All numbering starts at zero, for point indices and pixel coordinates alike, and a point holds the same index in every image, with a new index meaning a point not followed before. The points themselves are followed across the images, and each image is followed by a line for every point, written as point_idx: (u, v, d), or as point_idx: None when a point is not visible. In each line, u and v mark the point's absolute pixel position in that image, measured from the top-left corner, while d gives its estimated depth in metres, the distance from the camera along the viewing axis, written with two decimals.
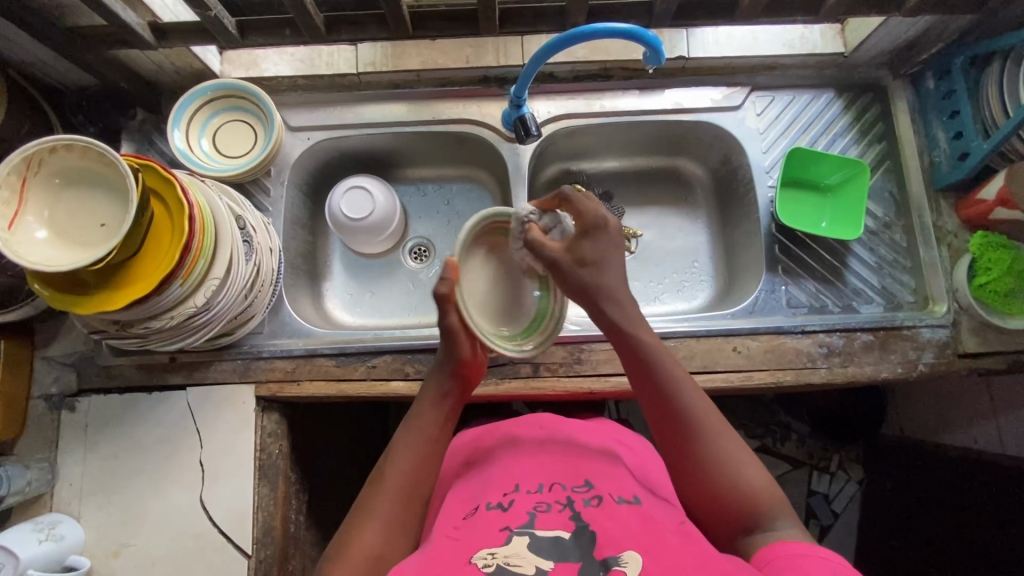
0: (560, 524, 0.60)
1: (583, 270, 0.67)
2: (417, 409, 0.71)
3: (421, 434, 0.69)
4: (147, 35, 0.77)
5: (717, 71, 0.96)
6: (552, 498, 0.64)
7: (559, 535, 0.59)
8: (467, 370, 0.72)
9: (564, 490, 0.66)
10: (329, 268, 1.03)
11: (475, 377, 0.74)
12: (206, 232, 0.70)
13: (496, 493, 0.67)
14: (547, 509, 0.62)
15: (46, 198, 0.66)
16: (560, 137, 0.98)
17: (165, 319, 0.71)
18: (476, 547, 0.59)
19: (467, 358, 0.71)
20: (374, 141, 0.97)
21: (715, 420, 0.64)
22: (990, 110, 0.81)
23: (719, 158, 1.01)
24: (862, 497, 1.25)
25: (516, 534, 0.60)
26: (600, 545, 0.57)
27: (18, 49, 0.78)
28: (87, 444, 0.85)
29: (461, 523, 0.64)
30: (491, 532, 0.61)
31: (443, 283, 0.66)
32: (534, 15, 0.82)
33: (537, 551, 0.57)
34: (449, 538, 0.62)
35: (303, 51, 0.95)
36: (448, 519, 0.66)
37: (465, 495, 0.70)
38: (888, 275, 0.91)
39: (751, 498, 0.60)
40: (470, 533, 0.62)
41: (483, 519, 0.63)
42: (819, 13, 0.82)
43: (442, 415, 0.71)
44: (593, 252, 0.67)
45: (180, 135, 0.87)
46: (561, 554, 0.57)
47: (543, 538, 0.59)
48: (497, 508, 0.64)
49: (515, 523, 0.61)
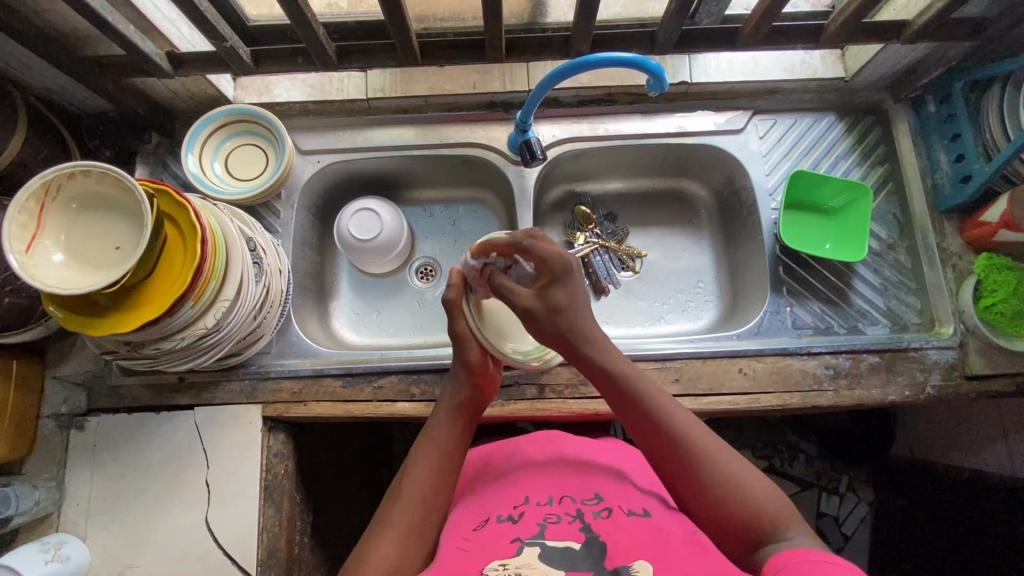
0: (571, 536, 0.61)
1: (557, 318, 0.67)
2: (434, 422, 0.72)
3: (437, 446, 0.70)
4: (165, 65, 0.80)
5: (719, 95, 0.98)
6: (561, 510, 0.65)
7: (569, 546, 0.59)
8: (479, 378, 0.74)
9: (573, 502, 0.66)
10: (336, 288, 1.04)
11: (488, 388, 0.76)
12: (219, 254, 0.72)
13: (505, 505, 0.67)
14: (558, 521, 0.63)
15: (63, 222, 0.67)
16: (565, 159, 0.99)
17: (175, 340, 0.72)
18: (487, 559, 0.59)
19: (477, 364, 0.73)
20: (383, 164, 0.99)
21: (719, 445, 0.62)
22: (990, 134, 0.82)
23: (722, 180, 1.02)
24: (872, 521, 1.22)
25: (527, 545, 0.60)
26: (611, 556, 0.58)
27: (39, 76, 0.80)
28: (95, 464, 0.86)
29: (472, 532, 0.64)
30: (500, 544, 0.61)
31: (450, 289, 0.75)
32: (539, 44, 0.84)
33: (548, 562, 0.58)
34: (458, 550, 0.61)
35: (313, 78, 0.97)
36: (459, 528, 0.66)
37: (475, 506, 0.69)
38: (893, 297, 0.91)
39: (757, 510, 0.57)
40: (480, 543, 0.61)
41: (493, 530, 0.63)
42: (820, 39, 0.83)
43: (457, 423, 0.72)
44: (564, 297, 0.67)
45: (193, 159, 0.89)
46: (572, 562, 0.57)
47: (553, 549, 0.59)
48: (506, 521, 0.64)
49: (525, 534, 0.61)
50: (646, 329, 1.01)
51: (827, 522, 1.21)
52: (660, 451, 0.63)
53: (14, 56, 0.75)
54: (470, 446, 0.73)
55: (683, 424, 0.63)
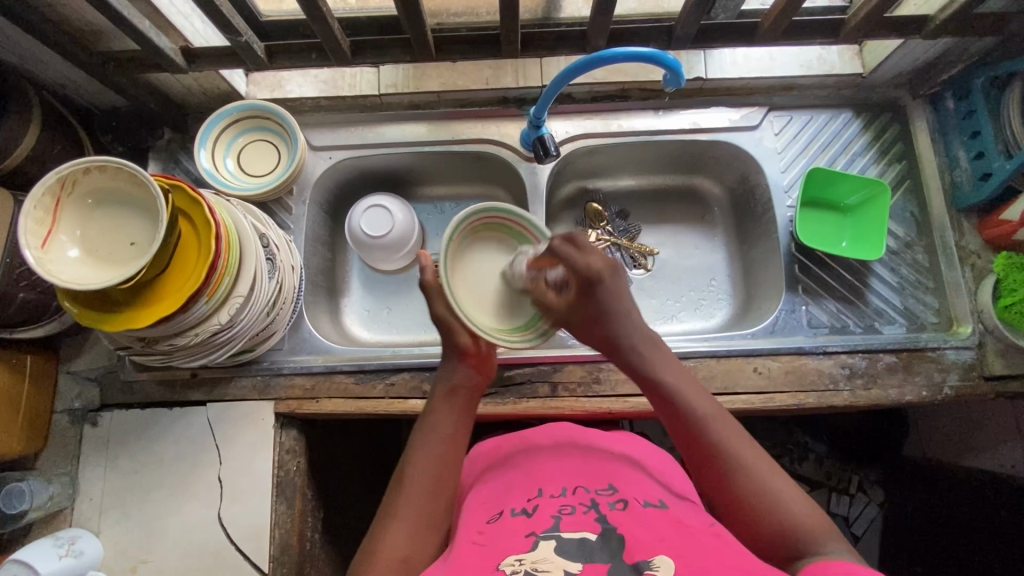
0: (587, 527, 0.60)
1: (594, 327, 0.68)
2: (432, 405, 0.70)
3: (436, 433, 0.67)
4: (178, 60, 0.80)
5: (735, 91, 0.97)
6: (575, 501, 0.64)
7: (586, 536, 0.58)
8: (474, 359, 0.70)
9: (588, 493, 0.65)
10: (347, 285, 1.04)
11: (486, 367, 0.72)
12: (232, 249, 0.71)
13: (520, 498, 0.66)
14: (571, 513, 0.62)
15: (79, 218, 0.67)
16: (578, 156, 0.99)
17: (189, 337, 0.72)
18: (502, 554, 0.58)
19: (468, 345, 0.69)
20: (395, 160, 0.99)
21: (755, 456, 0.63)
22: (1012, 131, 0.81)
23: (736, 177, 1.01)
24: (883, 521, 1.19)
25: (543, 538, 0.59)
26: (629, 549, 0.56)
27: (53, 71, 0.80)
28: (108, 459, 0.86)
29: (486, 526, 0.63)
30: (516, 538, 0.60)
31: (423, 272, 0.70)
32: (554, 38, 0.83)
33: (565, 555, 0.56)
34: (474, 544, 0.60)
35: (325, 73, 0.97)
36: (473, 520, 0.65)
37: (489, 497, 0.69)
38: (910, 296, 0.91)
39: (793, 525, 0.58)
40: (495, 537, 0.61)
41: (508, 523, 0.62)
42: (839, 34, 0.82)
43: (453, 408, 0.69)
44: (596, 307, 0.67)
45: (206, 155, 0.89)
46: (588, 555, 0.56)
47: (569, 540, 0.58)
48: (521, 513, 0.63)
49: (540, 527, 0.60)
50: (658, 327, 1.00)
51: (836, 522, 1.19)
52: (696, 457, 0.64)
53: (30, 52, 0.75)
54: (471, 430, 0.70)
55: (706, 415, 0.64)
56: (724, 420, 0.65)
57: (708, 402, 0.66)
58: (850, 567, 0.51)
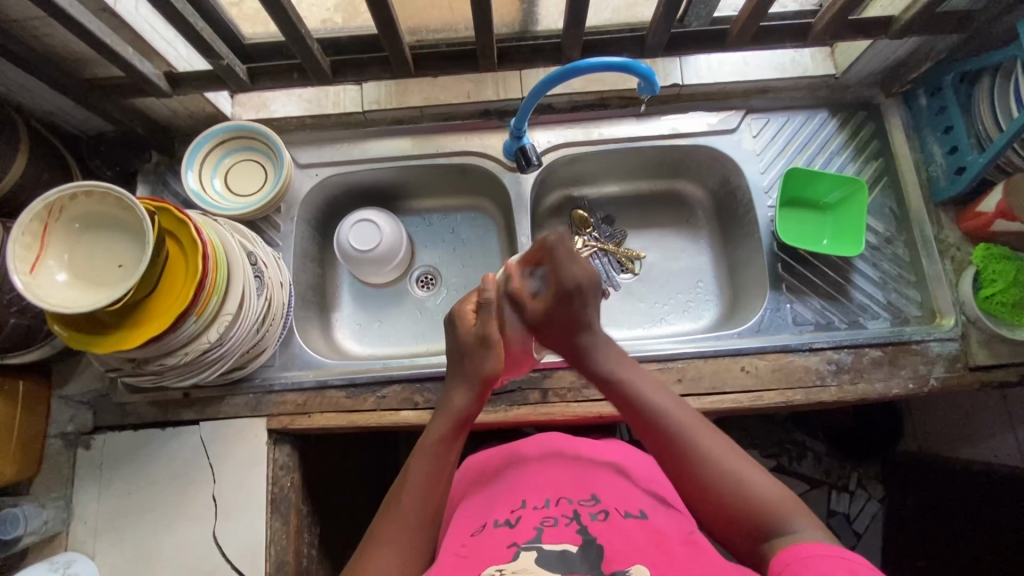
0: (567, 539, 0.60)
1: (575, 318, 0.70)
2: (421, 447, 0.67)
3: (425, 471, 0.66)
4: (163, 84, 0.81)
5: (712, 96, 0.98)
6: (558, 512, 0.64)
7: (567, 548, 0.59)
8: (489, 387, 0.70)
9: (570, 504, 0.66)
10: (338, 299, 1.05)
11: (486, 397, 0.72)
12: (219, 272, 0.72)
13: (503, 510, 0.67)
14: (553, 524, 0.62)
15: (67, 242, 0.68)
16: (562, 164, 1.00)
17: (179, 355, 0.73)
18: (484, 564, 0.58)
19: (494, 374, 0.70)
20: (381, 175, 1.00)
21: (721, 449, 0.62)
22: (982, 124, 0.82)
23: (717, 179, 1.02)
24: (885, 516, 1.21)
25: (523, 549, 0.59)
26: (607, 559, 0.57)
27: (39, 99, 0.81)
28: (102, 482, 0.86)
29: (469, 540, 0.63)
30: (497, 549, 0.60)
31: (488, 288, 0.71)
32: (530, 51, 0.85)
33: (545, 566, 0.56)
34: (457, 556, 0.61)
35: (309, 93, 0.98)
36: (458, 534, 0.66)
37: (474, 512, 0.69)
38: (893, 290, 0.92)
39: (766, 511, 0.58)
40: (477, 549, 0.61)
41: (490, 535, 0.63)
42: (808, 37, 0.84)
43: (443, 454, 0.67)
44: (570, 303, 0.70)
45: (193, 176, 0.90)
46: (568, 566, 0.56)
47: (550, 552, 0.58)
48: (503, 525, 0.64)
49: (521, 539, 0.61)
50: (647, 330, 1.01)
51: (837, 520, 1.21)
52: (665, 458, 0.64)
53: (15, 81, 0.76)
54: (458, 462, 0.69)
55: (663, 409, 0.65)
56: (684, 416, 0.65)
57: (666, 398, 0.67)
58: (817, 549, 0.52)
